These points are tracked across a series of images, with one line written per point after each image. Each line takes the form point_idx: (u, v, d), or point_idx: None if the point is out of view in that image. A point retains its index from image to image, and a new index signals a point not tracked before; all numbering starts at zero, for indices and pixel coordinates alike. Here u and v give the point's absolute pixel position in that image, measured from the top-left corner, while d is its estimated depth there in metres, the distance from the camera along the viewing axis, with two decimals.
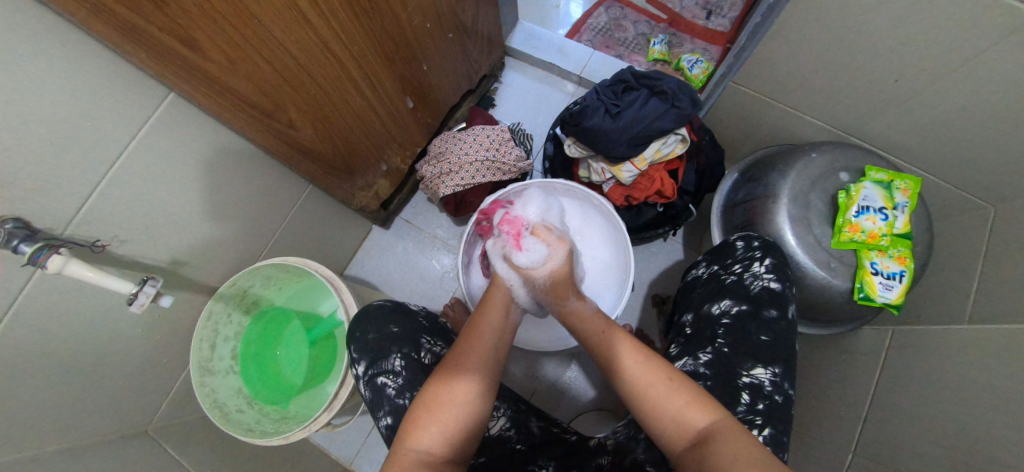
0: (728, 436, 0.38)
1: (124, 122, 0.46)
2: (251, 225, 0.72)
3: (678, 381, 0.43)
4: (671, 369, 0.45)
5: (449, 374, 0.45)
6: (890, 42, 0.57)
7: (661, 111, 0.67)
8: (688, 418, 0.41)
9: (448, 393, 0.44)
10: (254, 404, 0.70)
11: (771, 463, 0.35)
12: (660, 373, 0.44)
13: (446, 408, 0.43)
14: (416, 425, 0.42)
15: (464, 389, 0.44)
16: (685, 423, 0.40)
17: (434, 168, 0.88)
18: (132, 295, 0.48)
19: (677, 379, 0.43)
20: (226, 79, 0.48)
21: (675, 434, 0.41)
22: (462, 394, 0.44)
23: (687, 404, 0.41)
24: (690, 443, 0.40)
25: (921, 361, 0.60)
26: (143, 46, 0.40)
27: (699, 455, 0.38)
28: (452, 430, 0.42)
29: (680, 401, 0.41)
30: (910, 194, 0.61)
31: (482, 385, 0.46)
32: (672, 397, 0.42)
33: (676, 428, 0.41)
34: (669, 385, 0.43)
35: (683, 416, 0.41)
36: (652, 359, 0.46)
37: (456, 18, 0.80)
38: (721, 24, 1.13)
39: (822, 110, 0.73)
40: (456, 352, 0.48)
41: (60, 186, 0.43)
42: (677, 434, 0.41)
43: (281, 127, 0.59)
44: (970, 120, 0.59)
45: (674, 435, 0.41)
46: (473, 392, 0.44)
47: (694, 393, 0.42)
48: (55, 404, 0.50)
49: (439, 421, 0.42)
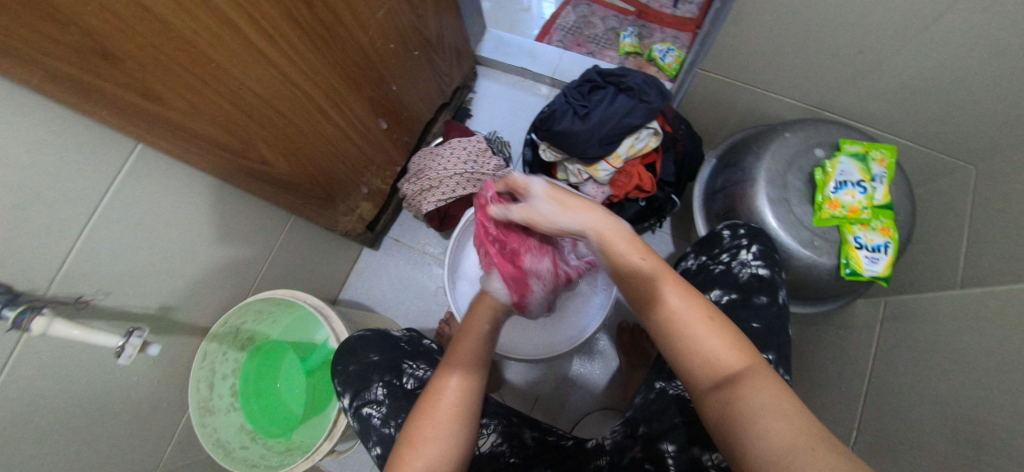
0: (762, 383, 0.36)
1: (95, 176, 0.47)
2: (237, 262, 0.73)
3: (718, 323, 0.41)
4: (714, 312, 0.42)
5: (437, 381, 0.46)
6: (850, 15, 0.56)
7: (629, 107, 0.67)
8: (721, 358, 0.39)
9: (441, 397, 0.44)
10: (257, 439, 0.71)
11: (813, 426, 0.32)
12: (703, 317, 0.41)
13: (431, 431, 0.42)
14: (405, 455, 0.40)
15: (455, 399, 0.44)
16: (714, 366, 0.39)
17: (415, 185, 0.88)
18: (119, 348, 0.48)
19: (719, 319, 0.41)
20: (192, 124, 0.48)
21: (707, 374, 0.39)
22: (451, 408, 0.44)
23: (725, 345, 0.39)
24: (717, 385, 0.38)
25: (915, 329, 0.59)
26: (101, 103, 0.40)
27: (725, 396, 0.37)
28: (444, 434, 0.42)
29: (720, 341, 0.40)
30: (887, 164, 0.61)
31: (473, 391, 0.46)
32: (711, 338, 0.40)
33: (705, 371, 0.39)
34: (710, 324, 0.41)
35: (718, 359, 0.39)
36: (696, 299, 0.43)
37: (420, 34, 0.81)
38: (689, 11, 1.13)
39: (792, 89, 0.73)
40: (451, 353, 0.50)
41: (36, 248, 0.44)
42: (706, 375, 0.39)
43: (252, 165, 0.59)
44: (939, 82, 0.59)
45: (705, 376, 0.39)
46: (464, 387, 0.46)
47: (735, 340, 0.40)
48: (57, 461, 0.50)
49: (431, 439, 0.41)
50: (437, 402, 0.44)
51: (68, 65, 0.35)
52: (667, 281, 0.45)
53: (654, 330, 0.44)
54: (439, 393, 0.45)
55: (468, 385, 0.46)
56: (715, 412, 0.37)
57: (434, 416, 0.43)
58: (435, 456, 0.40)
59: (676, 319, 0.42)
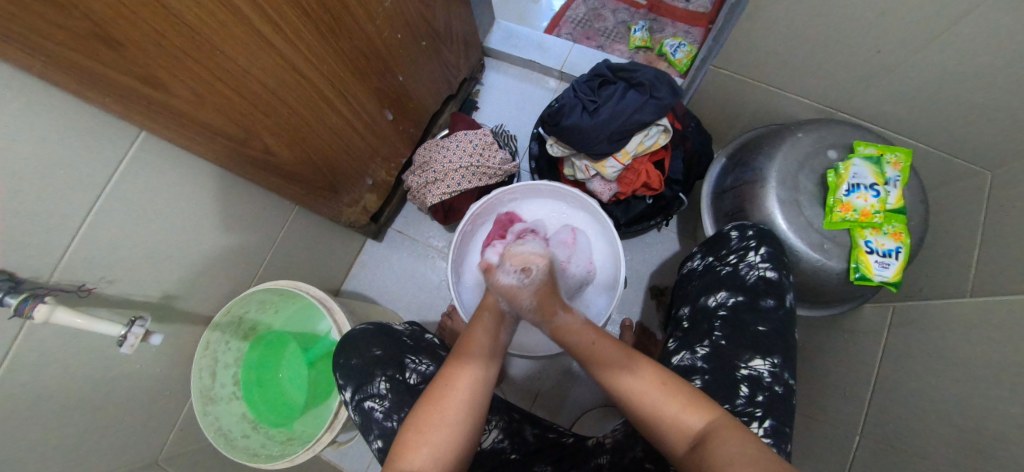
0: (728, 435, 0.37)
1: (98, 165, 0.47)
2: (240, 252, 0.72)
3: (675, 386, 0.42)
4: (657, 370, 0.44)
5: (453, 370, 0.47)
6: (870, 14, 0.55)
7: (639, 103, 0.66)
8: (686, 419, 0.39)
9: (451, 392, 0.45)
10: (259, 428, 0.71)
11: (776, 467, 0.33)
12: (657, 381, 0.43)
13: (439, 419, 0.42)
14: (411, 441, 0.41)
15: (469, 393, 0.45)
16: (677, 426, 0.39)
17: (419, 178, 0.87)
18: (121, 337, 0.48)
19: (676, 384, 0.42)
20: (193, 112, 0.47)
21: (675, 437, 0.39)
22: (462, 401, 0.44)
23: (685, 406, 0.40)
24: (691, 447, 0.38)
25: (924, 336, 0.59)
26: (103, 89, 0.39)
27: (700, 458, 0.37)
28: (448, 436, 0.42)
29: (678, 404, 0.40)
30: (902, 168, 0.59)
31: (484, 389, 0.46)
32: (662, 397, 0.41)
33: (674, 435, 0.39)
34: (666, 389, 0.42)
35: (677, 420, 0.40)
36: (653, 365, 0.44)
37: (428, 24, 0.80)
38: (701, 5, 1.11)
39: (806, 88, 0.71)
40: (460, 348, 0.51)
41: (39, 236, 0.44)
42: (676, 440, 0.39)
43: (256, 154, 0.59)
44: (956, 85, 0.57)
45: (675, 438, 0.40)
46: (477, 379, 0.47)
47: (690, 396, 0.41)
48: (62, 447, 0.51)
49: (433, 441, 0.41)
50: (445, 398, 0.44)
51: (69, 50, 0.34)
52: (615, 352, 0.48)
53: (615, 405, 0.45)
54: (454, 380, 0.46)
55: (483, 379, 0.47)
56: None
57: (444, 405, 0.44)
58: (440, 446, 0.41)
59: (636, 390, 0.43)
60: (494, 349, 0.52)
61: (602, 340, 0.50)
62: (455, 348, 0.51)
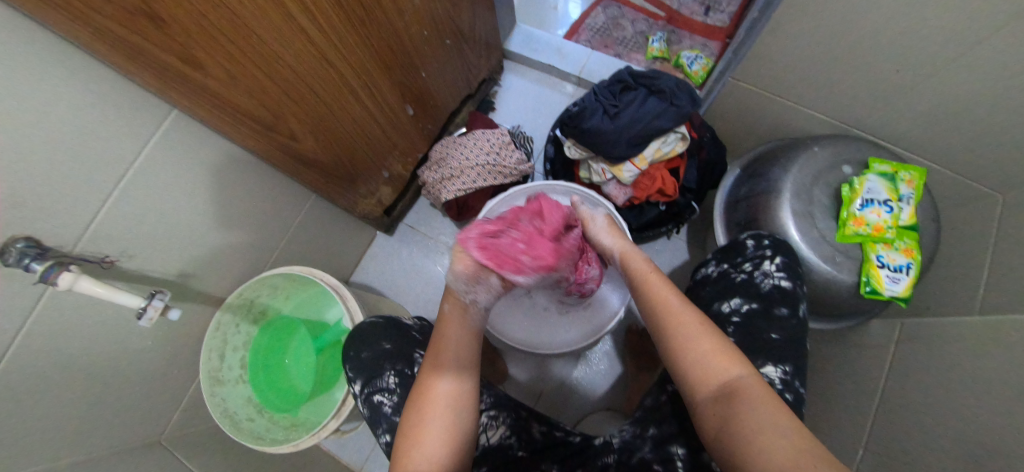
0: (755, 390, 0.39)
1: (130, 140, 0.47)
2: (255, 236, 0.73)
3: (708, 327, 0.45)
4: (702, 316, 0.46)
5: (426, 383, 0.47)
6: (890, 33, 0.56)
7: (659, 109, 0.67)
8: (714, 367, 0.42)
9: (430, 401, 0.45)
10: (264, 412, 0.71)
11: (796, 425, 0.36)
12: (695, 319, 0.45)
13: (426, 423, 0.44)
14: (408, 453, 0.42)
15: (442, 400, 0.45)
16: (709, 370, 0.42)
17: (436, 173, 0.89)
18: (141, 309, 0.48)
19: (706, 324, 0.45)
20: (225, 93, 0.48)
21: (703, 380, 0.42)
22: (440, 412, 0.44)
23: (716, 351, 0.43)
24: (715, 393, 0.41)
25: (931, 353, 0.59)
26: (144, 63, 0.40)
27: (724, 405, 0.39)
28: (434, 449, 0.42)
29: (710, 349, 0.43)
30: (916, 186, 0.60)
31: (463, 392, 0.46)
32: (703, 341, 0.44)
33: (702, 379, 0.42)
34: (700, 329, 0.44)
35: (711, 363, 0.42)
36: (688, 304, 0.47)
37: (453, 23, 0.81)
38: (719, 19, 1.13)
39: (823, 104, 0.72)
40: (435, 350, 0.50)
41: (67, 205, 0.44)
42: (701, 381, 0.42)
43: (282, 139, 0.60)
44: (970, 107, 0.58)
45: (700, 384, 0.42)
46: (450, 388, 0.46)
47: (722, 344, 0.43)
48: (70, 418, 0.51)
49: (423, 446, 0.42)
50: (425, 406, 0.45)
51: (116, 25, 0.35)
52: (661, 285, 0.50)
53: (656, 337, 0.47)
54: (428, 396, 0.46)
55: (455, 379, 0.47)
56: (712, 422, 0.40)
57: (432, 412, 0.44)
58: (432, 455, 0.42)
59: (674, 322, 0.46)
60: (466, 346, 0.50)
61: (658, 278, 0.51)
62: (430, 349, 0.50)
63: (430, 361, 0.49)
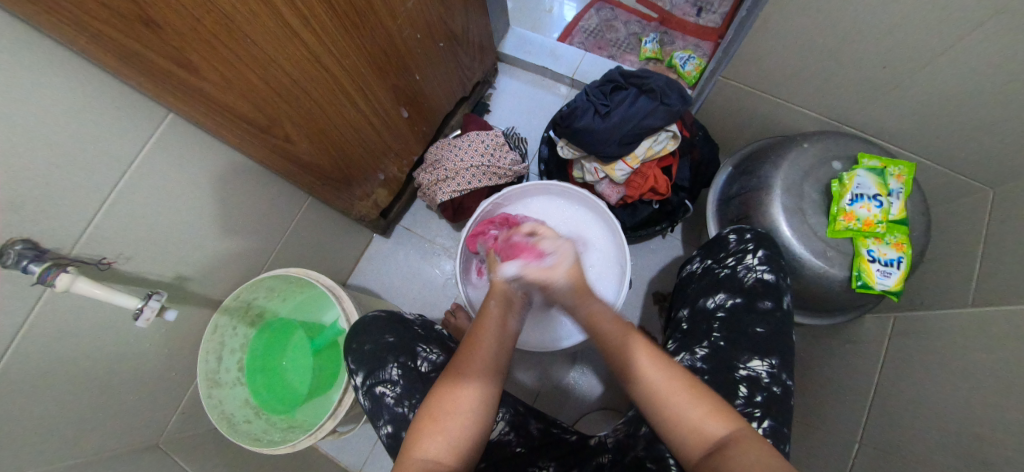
0: (750, 445, 0.37)
1: (127, 144, 0.48)
2: (251, 238, 0.73)
3: (694, 387, 0.42)
4: (689, 376, 0.43)
5: (456, 384, 0.45)
6: (875, 30, 0.57)
7: (650, 108, 0.68)
8: (705, 426, 0.40)
9: (462, 397, 0.45)
10: (261, 414, 0.72)
11: None
12: (678, 381, 0.43)
13: (457, 414, 0.43)
14: (427, 429, 0.43)
15: (474, 401, 0.45)
16: (700, 433, 0.39)
17: (431, 175, 0.89)
18: (138, 310, 0.49)
19: (693, 383, 0.43)
20: (220, 97, 0.49)
21: (696, 442, 0.39)
22: (468, 410, 0.44)
23: (707, 411, 0.40)
24: (708, 453, 0.38)
25: (924, 345, 0.59)
26: (139, 69, 0.41)
27: (716, 467, 0.37)
28: (459, 441, 0.42)
29: (699, 410, 0.40)
30: (905, 180, 0.61)
31: (489, 399, 0.46)
32: (693, 404, 0.41)
33: (694, 441, 0.39)
34: (688, 393, 0.42)
35: (702, 425, 0.40)
36: (669, 367, 0.44)
37: (447, 27, 0.82)
38: (711, 21, 1.14)
39: (813, 102, 0.73)
40: (464, 356, 0.49)
41: (63, 207, 0.45)
42: (693, 444, 0.40)
43: (277, 143, 0.60)
44: (957, 101, 0.59)
45: (694, 446, 0.39)
46: (485, 395, 0.46)
47: (711, 402, 0.41)
48: (67, 419, 0.51)
49: (449, 432, 0.42)
50: (452, 403, 0.44)
51: (112, 31, 0.36)
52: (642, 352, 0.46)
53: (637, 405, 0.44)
54: (459, 398, 0.44)
55: (487, 389, 0.46)
56: None
57: (445, 419, 0.43)
58: (457, 439, 0.42)
59: (655, 389, 0.43)
60: (495, 358, 0.50)
61: (635, 339, 0.48)
62: (460, 352, 0.50)
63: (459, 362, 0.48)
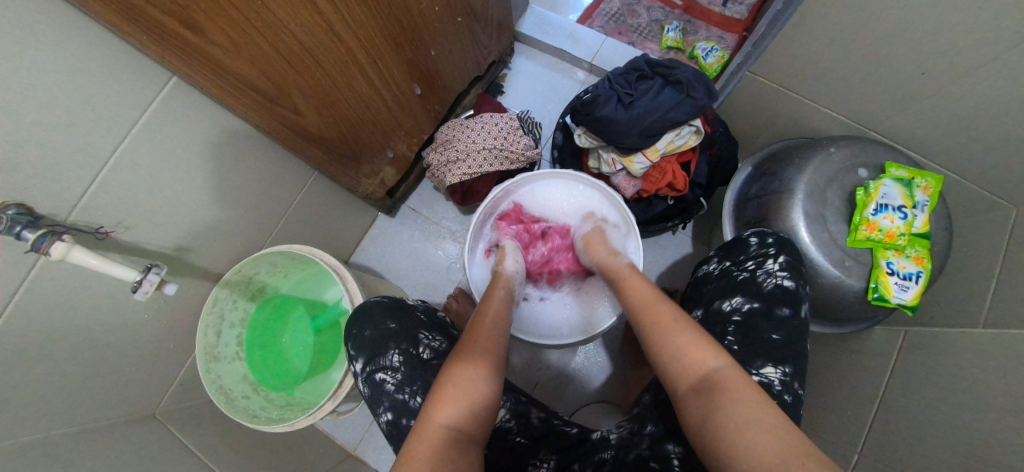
0: (733, 379, 0.40)
1: (128, 108, 0.46)
2: (254, 212, 0.71)
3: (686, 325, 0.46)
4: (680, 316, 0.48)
5: (463, 360, 0.46)
6: (918, 35, 0.54)
7: (675, 101, 0.65)
8: (693, 359, 0.43)
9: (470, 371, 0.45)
10: (260, 390, 0.71)
11: (772, 409, 0.37)
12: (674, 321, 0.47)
13: (467, 381, 0.44)
14: (441, 396, 0.43)
15: (480, 377, 0.45)
16: (687, 364, 0.43)
17: (441, 156, 0.87)
18: (136, 283, 0.47)
19: (686, 322, 0.47)
20: (229, 62, 0.46)
21: (685, 373, 0.43)
22: (478, 386, 0.45)
23: (692, 344, 0.44)
24: (696, 384, 0.42)
25: (933, 361, 0.59)
26: (144, 27, 0.38)
27: (704, 399, 0.40)
28: (469, 405, 0.43)
29: (686, 344, 0.44)
30: (931, 193, 0.59)
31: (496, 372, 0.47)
32: (680, 338, 0.45)
33: (683, 372, 0.43)
34: (676, 328, 0.46)
35: (688, 355, 0.44)
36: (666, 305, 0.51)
37: (466, 1, 0.78)
38: (737, 11, 1.09)
39: (842, 105, 0.70)
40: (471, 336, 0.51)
41: (59, 172, 0.42)
42: (683, 374, 0.43)
43: (285, 113, 0.57)
44: (993, 115, 0.57)
45: (681, 377, 0.43)
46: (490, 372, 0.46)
47: (698, 339, 0.44)
48: (63, 389, 0.50)
49: (462, 396, 0.43)
50: (462, 373, 0.45)
51: None
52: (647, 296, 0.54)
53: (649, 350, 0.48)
54: (466, 371, 0.45)
55: (490, 369, 0.47)
56: (696, 416, 0.40)
57: (457, 387, 0.44)
58: (470, 399, 0.43)
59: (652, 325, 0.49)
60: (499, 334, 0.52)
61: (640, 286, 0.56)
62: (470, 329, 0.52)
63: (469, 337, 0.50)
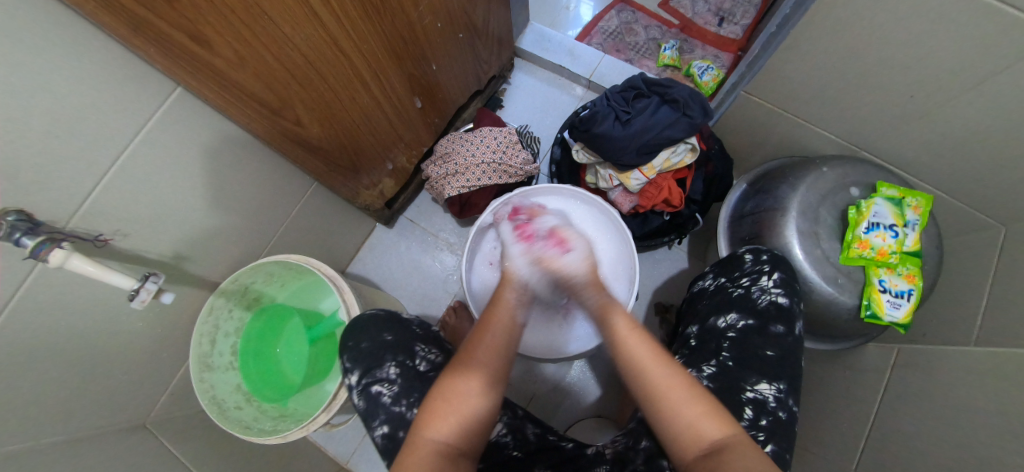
0: (746, 453, 0.39)
1: (134, 117, 0.46)
2: (254, 222, 0.72)
3: (697, 391, 0.43)
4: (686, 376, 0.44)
5: (456, 378, 0.45)
6: (905, 58, 0.56)
7: (671, 119, 0.66)
8: (702, 427, 0.41)
9: (462, 393, 0.44)
10: (253, 401, 0.70)
11: None
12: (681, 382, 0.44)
13: (461, 400, 0.44)
14: (436, 414, 0.43)
15: (472, 396, 0.44)
16: (697, 433, 0.41)
17: (440, 168, 0.88)
18: (133, 291, 0.47)
19: (696, 388, 0.43)
20: (234, 75, 0.47)
21: (690, 443, 0.41)
22: (470, 409, 0.44)
23: (704, 413, 0.42)
24: (704, 452, 0.40)
25: (925, 379, 0.60)
26: (152, 40, 0.39)
27: (712, 466, 0.39)
28: (464, 423, 0.43)
29: (697, 411, 0.42)
30: (922, 212, 0.60)
31: (496, 385, 0.47)
32: (693, 406, 0.42)
33: (690, 439, 0.41)
34: (689, 394, 0.43)
35: (701, 426, 0.41)
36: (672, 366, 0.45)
37: (467, 17, 0.80)
38: (732, 31, 1.12)
39: (833, 125, 0.72)
40: (467, 347, 0.49)
41: (62, 179, 0.43)
42: (688, 442, 0.41)
43: (287, 125, 0.58)
44: (981, 137, 0.58)
45: (687, 444, 0.41)
46: (484, 388, 0.45)
47: (712, 408, 0.42)
48: (54, 397, 0.50)
49: (457, 414, 0.43)
50: (455, 398, 0.44)
51: None
52: (645, 349, 0.47)
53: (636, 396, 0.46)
54: (458, 391, 0.45)
55: (487, 385, 0.46)
56: None
57: (450, 408, 0.43)
58: (463, 417, 0.43)
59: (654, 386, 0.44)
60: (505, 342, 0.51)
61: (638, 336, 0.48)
62: (461, 347, 0.50)
63: (463, 353, 0.48)
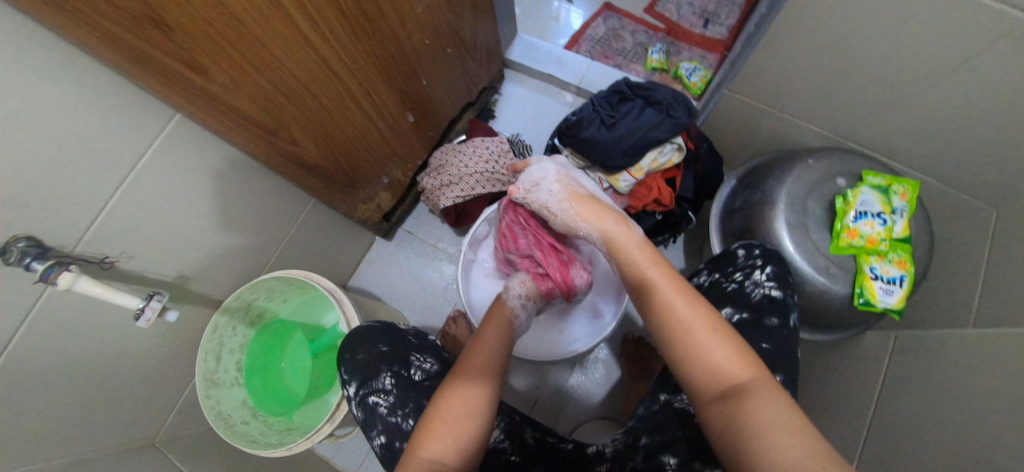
0: (767, 394, 0.36)
1: (135, 143, 0.48)
2: (255, 240, 0.74)
3: (723, 328, 0.41)
4: (713, 319, 0.42)
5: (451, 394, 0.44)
6: (881, 48, 0.57)
7: (656, 120, 0.68)
8: (726, 369, 0.39)
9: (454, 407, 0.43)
10: (259, 416, 0.72)
11: (801, 426, 0.34)
12: (709, 324, 0.41)
13: (456, 415, 0.43)
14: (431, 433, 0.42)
15: (471, 410, 0.43)
16: (718, 373, 0.39)
17: (435, 180, 0.89)
18: (139, 310, 0.49)
19: (723, 327, 0.41)
20: (229, 99, 0.49)
21: (710, 383, 0.39)
22: (462, 419, 0.43)
23: (731, 355, 0.39)
24: (721, 395, 0.38)
25: (925, 364, 0.59)
26: (150, 68, 0.41)
27: (730, 407, 0.37)
28: (460, 441, 0.42)
29: (723, 352, 0.40)
30: (909, 199, 0.61)
31: (486, 401, 0.45)
32: (715, 345, 0.40)
33: (710, 381, 0.39)
34: (710, 331, 0.41)
35: (723, 367, 0.39)
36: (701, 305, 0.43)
37: (455, 32, 0.82)
38: (718, 32, 1.14)
39: (818, 117, 0.73)
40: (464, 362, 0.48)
41: (67, 206, 0.45)
42: (710, 382, 0.39)
43: (283, 144, 0.60)
44: (963, 121, 0.59)
45: (705, 384, 0.39)
46: (479, 404, 0.44)
47: (735, 347, 0.40)
48: (63, 417, 0.51)
49: (451, 433, 0.42)
50: (446, 411, 0.43)
51: (122, 30, 0.36)
52: (678, 286, 0.45)
53: (660, 336, 0.44)
54: (450, 407, 0.43)
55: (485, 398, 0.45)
56: (718, 427, 0.37)
57: (441, 426, 0.42)
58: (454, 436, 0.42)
59: (686, 324, 0.42)
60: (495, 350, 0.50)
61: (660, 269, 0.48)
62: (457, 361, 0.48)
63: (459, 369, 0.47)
